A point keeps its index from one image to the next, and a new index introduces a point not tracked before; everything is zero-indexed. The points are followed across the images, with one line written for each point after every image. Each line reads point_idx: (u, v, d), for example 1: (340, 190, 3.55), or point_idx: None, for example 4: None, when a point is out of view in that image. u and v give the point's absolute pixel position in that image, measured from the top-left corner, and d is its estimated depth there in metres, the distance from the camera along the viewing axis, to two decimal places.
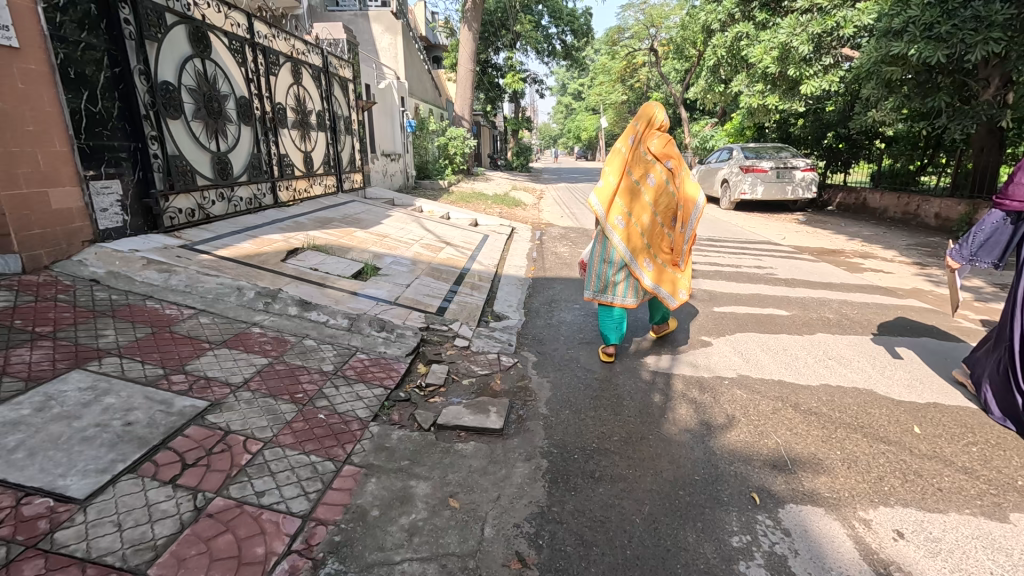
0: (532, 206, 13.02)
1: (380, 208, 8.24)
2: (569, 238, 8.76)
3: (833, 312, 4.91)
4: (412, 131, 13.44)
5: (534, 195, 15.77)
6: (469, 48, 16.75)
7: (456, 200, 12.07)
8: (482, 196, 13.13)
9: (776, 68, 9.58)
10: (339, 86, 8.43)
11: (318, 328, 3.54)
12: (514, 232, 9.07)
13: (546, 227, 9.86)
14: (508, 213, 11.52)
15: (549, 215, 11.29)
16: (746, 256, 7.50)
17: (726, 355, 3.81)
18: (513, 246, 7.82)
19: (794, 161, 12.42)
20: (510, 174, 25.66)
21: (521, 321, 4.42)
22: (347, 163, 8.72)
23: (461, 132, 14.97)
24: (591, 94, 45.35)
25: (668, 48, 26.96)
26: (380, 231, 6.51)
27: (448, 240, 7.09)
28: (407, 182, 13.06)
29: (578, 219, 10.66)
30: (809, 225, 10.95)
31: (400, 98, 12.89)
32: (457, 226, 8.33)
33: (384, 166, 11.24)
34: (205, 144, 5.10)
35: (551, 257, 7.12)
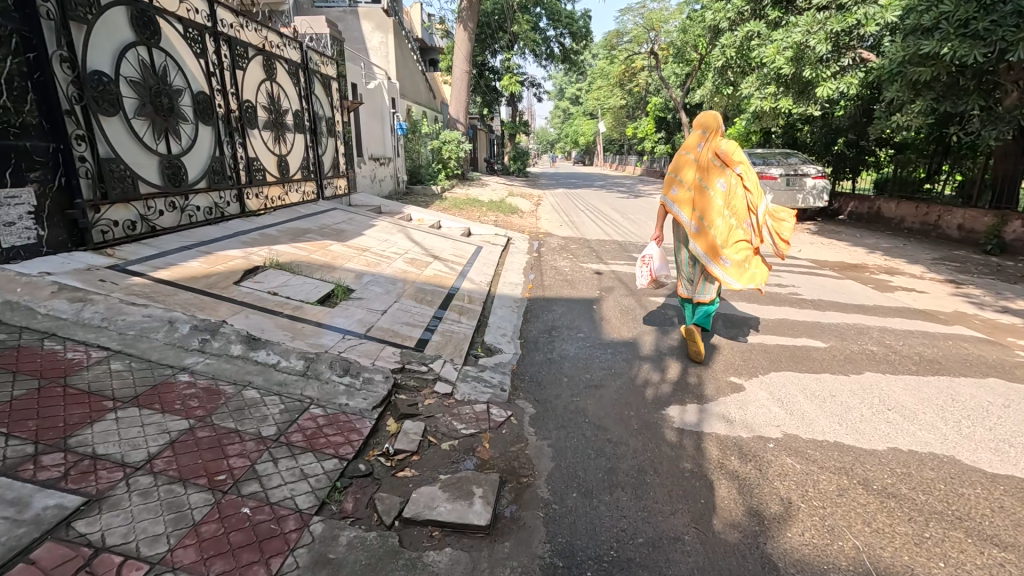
0: (529, 213, 12.38)
1: (364, 216, 7.56)
2: (569, 250, 8.12)
3: (876, 344, 4.26)
4: (403, 134, 12.80)
5: (531, 201, 15.14)
6: (464, 49, 16.16)
7: (449, 207, 11.42)
8: (476, 202, 12.50)
9: (790, 69, 8.99)
10: (320, 84, 7.78)
11: (264, 373, 2.86)
12: (510, 243, 8.42)
13: (544, 237, 9.22)
14: (504, 221, 10.87)
15: (548, 224, 10.65)
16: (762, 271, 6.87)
17: (763, 404, 3.15)
18: (509, 259, 7.17)
19: (805, 168, 11.86)
20: (507, 178, 25.08)
21: (516, 356, 3.75)
22: (329, 168, 8.06)
23: (456, 136, 14.34)
24: (589, 99, 44.93)
25: (669, 51, 26.48)
26: (359, 244, 5.84)
27: (436, 253, 6.43)
28: (398, 187, 12.40)
29: (578, 228, 10.03)
30: (822, 236, 10.35)
31: (391, 99, 12.25)
32: (448, 237, 7.68)
33: (372, 171, 10.56)
34: (152, 145, 4.41)
35: (550, 272, 6.46)
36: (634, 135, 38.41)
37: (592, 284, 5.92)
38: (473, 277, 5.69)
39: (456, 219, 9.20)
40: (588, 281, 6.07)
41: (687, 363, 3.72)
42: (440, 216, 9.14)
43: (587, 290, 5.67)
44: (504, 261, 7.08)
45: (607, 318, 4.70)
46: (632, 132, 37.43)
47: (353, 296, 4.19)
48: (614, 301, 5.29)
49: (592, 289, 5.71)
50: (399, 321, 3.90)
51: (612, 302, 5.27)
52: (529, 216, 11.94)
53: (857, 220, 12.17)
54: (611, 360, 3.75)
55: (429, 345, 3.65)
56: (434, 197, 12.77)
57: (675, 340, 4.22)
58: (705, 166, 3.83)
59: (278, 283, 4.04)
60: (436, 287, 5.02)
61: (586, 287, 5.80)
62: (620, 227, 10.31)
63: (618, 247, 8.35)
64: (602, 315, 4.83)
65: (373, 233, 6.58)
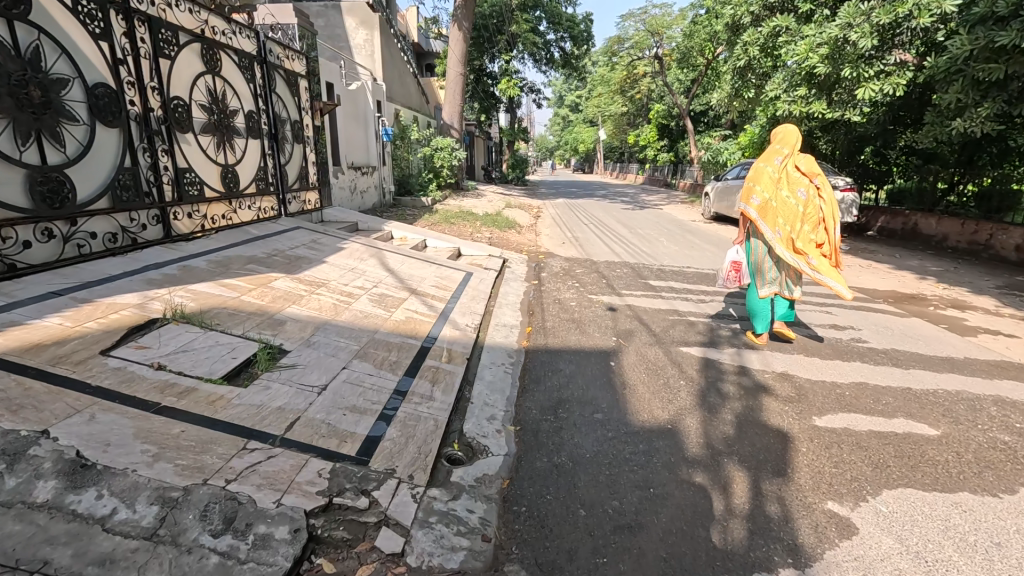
0: (527, 228, 11.26)
1: (332, 236, 6.40)
2: (574, 275, 6.99)
3: (1004, 427, 3.11)
4: (390, 141, 11.70)
5: (529, 213, 14.02)
6: (459, 50, 15.13)
7: (439, 221, 10.30)
8: (470, 216, 11.37)
9: (824, 69, 7.93)
10: (284, 82, 6.67)
11: (81, 537, 1.70)
12: (505, 267, 7.29)
13: (545, 258, 8.09)
14: (500, 237, 9.75)
15: (548, 241, 9.55)
16: (806, 305, 5.74)
17: (898, 566, 1.99)
18: (503, 289, 6.03)
19: (834, 179, 10.83)
20: (504, 187, 24.05)
21: (507, 462, 2.59)
22: (294, 179, 6.93)
23: (449, 143, 13.26)
24: (589, 106, 44.08)
25: (673, 56, 25.59)
26: (317, 276, 4.68)
27: (416, 284, 5.29)
28: (383, 199, 11.29)
29: (583, 247, 8.91)
30: (855, 256, 9.24)
31: (376, 102, 11.17)
32: (431, 260, 6.52)
33: (351, 181, 9.43)
34: (13, 153, 3.23)
35: (553, 308, 5.31)
36: (636, 143, 37.48)
37: (605, 326, 4.79)
38: (457, 319, 4.54)
39: (444, 238, 8.05)
40: (600, 321, 4.93)
41: (757, 471, 2.57)
42: (426, 234, 8.00)
43: (601, 335, 4.52)
44: (497, 292, 5.93)
45: (631, 385, 3.55)
46: (634, 140, 36.51)
47: (282, 363, 3.03)
48: (636, 354, 4.14)
49: (606, 334, 4.56)
50: (340, 406, 2.73)
51: (634, 355, 4.11)
52: (528, 231, 10.83)
53: (888, 237, 11.05)
54: (646, 466, 2.60)
55: (380, 449, 2.49)
56: (423, 210, 11.65)
57: (728, 424, 3.07)
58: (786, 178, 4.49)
59: (177, 346, 2.88)
60: (407, 338, 3.86)
61: (598, 331, 4.65)
62: (630, 245, 9.19)
63: (631, 272, 7.22)
64: (623, 378, 3.68)
65: (338, 258, 5.43)
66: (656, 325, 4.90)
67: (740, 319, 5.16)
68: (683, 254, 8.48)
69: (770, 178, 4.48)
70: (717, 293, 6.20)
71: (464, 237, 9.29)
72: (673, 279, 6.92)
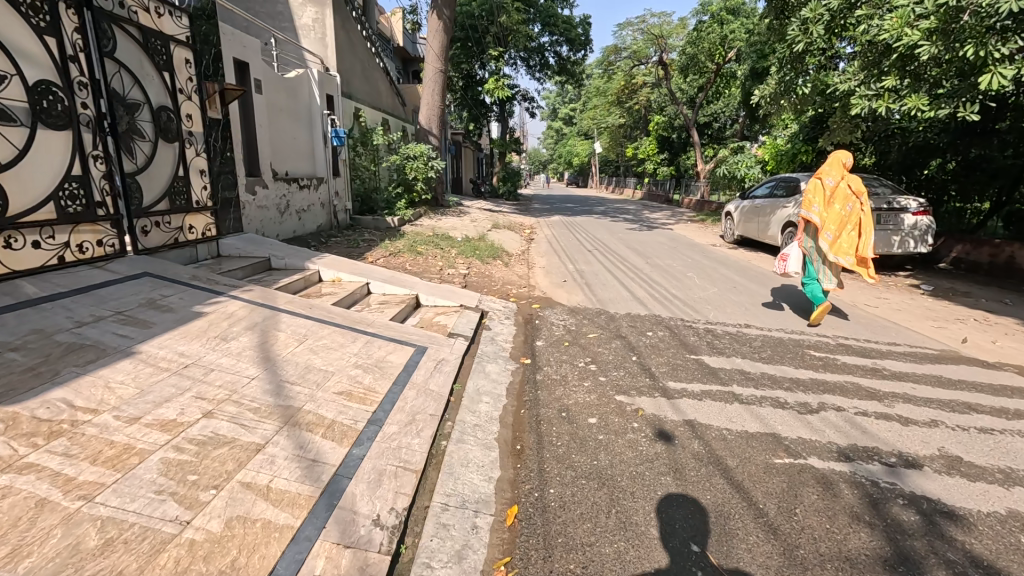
0: (517, 257, 8.90)
1: (200, 288, 3.99)
2: (585, 343, 4.63)
3: None
4: (345, 147, 9.35)
5: (520, 236, 11.65)
6: (440, 43, 12.85)
7: (403, 249, 7.92)
8: (444, 241, 9.00)
9: (931, 49, 5.65)
10: (138, 46, 4.32)
11: None
12: (483, 328, 4.91)
13: (539, 310, 5.71)
14: (480, 272, 7.38)
15: (544, 279, 7.20)
16: (985, 419, 3.39)
17: None
18: (474, 382, 3.64)
19: (904, 200, 8.62)
20: (493, 203, 21.73)
21: None
22: (159, 196, 4.54)
23: (423, 150, 10.92)
24: (585, 118, 42.09)
25: (677, 63, 23.73)
26: (71, 403, 2.26)
27: (308, 395, 2.88)
28: (334, 219, 8.91)
29: (593, 290, 6.57)
30: (951, 301, 6.97)
31: (327, 97, 8.84)
32: (359, 326, 4.10)
33: (279, 198, 7.01)
34: None
35: (558, 441, 2.92)
36: (634, 156, 35.50)
37: (664, 502, 2.40)
38: (357, 504, 2.14)
39: (396, 281, 5.64)
40: (650, 483, 2.55)
41: None
42: (371, 275, 5.60)
43: (664, 542, 2.13)
44: (461, 389, 3.54)
45: None
46: (632, 153, 34.54)
47: None
48: None
49: (671, 534, 2.19)
50: None
51: None
52: (517, 262, 8.48)
53: (968, 270, 8.80)
54: None
55: None
56: (385, 234, 9.23)
57: None
58: (838, 194, 5.23)
59: None
60: None
61: (653, 521, 2.26)
62: (654, 288, 6.86)
63: (667, 339, 4.85)
64: None
65: (171, 341, 3.02)
66: (757, 491, 2.52)
67: (903, 465, 2.79)
68: (729, 303, 6.15)
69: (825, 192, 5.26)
70: (819, 386, 3.84)
71: (430, 272, 6.89)
72: (735, 353, 4.55)
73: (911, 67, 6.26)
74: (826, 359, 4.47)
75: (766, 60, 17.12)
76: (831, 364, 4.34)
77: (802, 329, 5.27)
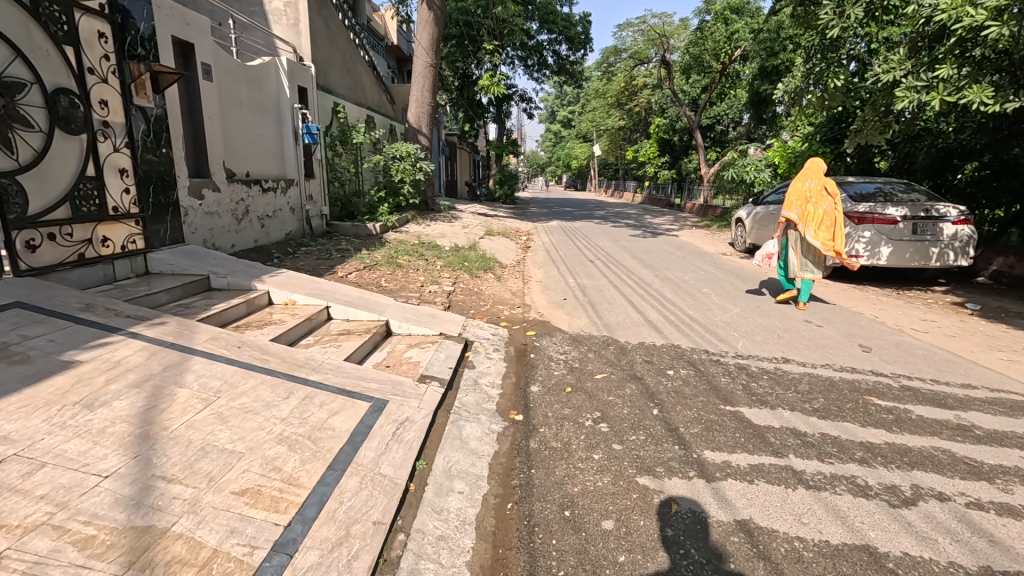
0: (511, 269, 7.97)
1: (88, 323, 3.04)
2: (590, 387, 3.71)
3: None
4: (321, 145, 8.44)
5: (515, 244, 10.72)
6: (432, 34, 11.94)
7: (382, 260, 6.99)
8: (430, 251, 8.07)
9: (1002, 29, 4.74)
10: (23, 11, 3.40)
11: None
12: (464, 366, 4.00)
13: (534, 338, 4.78)
14: (468, 288, 6.44)
15: (541, 297, 6.31)
16: None
17: None
18: (445, 455, 2.72)
19: (942, 208, 7.76)
20: (489, 207, 20.80)
21: None
22: (56, 201, 3.64)
23: (411, 149, 10.14)
24: (584, 120, 41.26)
25: (679, 63, 22.92)
26: None
27: (188, 501, 1.94)
28: (306, 227, 7.97)
29: (596, 311, 5.69)
30: (1009, 324, 6.07)
31: (300, 89, 7.91)
32: (300, 373, 3.16)
33: (235, 202, 6.06)
34: None
35: (559, 568, 1.98)
36: (634, 160, 34.63)
37: None
38: None
39: (363, 305, 4.70)
40: None
41: None
42: (332, 298, 4.66)
43: None
44: (427, 468, 2.60)
45: None
46: (632, 157, 33.66)
47: None
48: None
49: None
50: None
51: None
52: (511, 276, 7.56)
53: (1012, 286, 7.92)
54: None
55: None
56: (364, 243, 8.27)
57: None
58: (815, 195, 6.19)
59: None
60: None
61: None
62: (668, 310, 5.96)
63: (691, 381, 3.93)
64: None
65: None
66: None
67: None
68: (758, 331, 5.24)
69: (803, 193, 6.23)
70: (901, 457, 2.91)
71: (410, 288, 5.94)
72: (780, 401, 3.64)
73: (970, 53, 5.36)
74: (894, 411, 3.54)
75: (775, 59, 16.28)
76: (903, 419, 3.42)
77: (852, 367, 4.35)
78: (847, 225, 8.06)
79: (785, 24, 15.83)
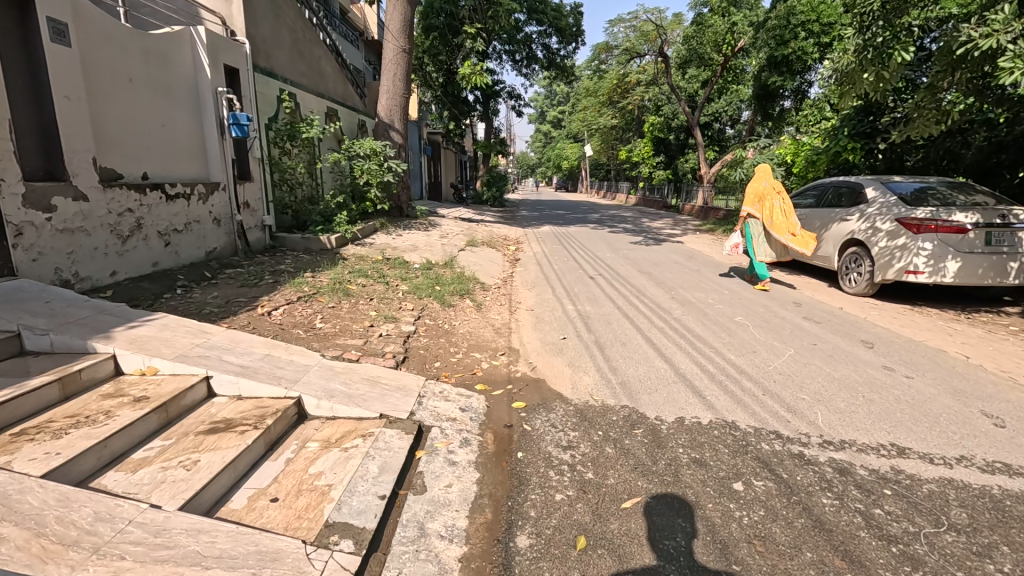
0: (494, 293, 6.45)
1: None
2: (618, 535, 2.18)
3: None
4: (259, 140, 6.85)
5: (501, 257, 9.17)
6: (404, 13, 10.38)
7: (326, 285, 5.42)
8: (393, 271, 6.49)
9: None
10: None
11: None
12: (409, 482, 2.50)
13: (523, 417, 3.24)
14: (436, 324, 4.88)
15: (532, 337, 4.78)
16: None
17: None
18: None
19: (1023, 212, 6.42)
20: (475, 211, 19.25)
21: None
22: None
23: (373, 144, 8.76)
24: (574, 120, 39.85)
25: (677, 56, 21.53)
26: None
27: None
28: (237, 243, 6.39)
29: (606, 362, 4.18)
30: None
31: (229, 71, 6.35)
32: (56, 570, 1.60)
33: (116, 214, 4.48)
34: None
35: None
36: (627, 160, 33.24)
37: None
38: None
39: (267, 371, 3.14)
40: None
41: None
42: (219, 362, 3.10)
43: None
44: None
45: None
46: (626, 157, 32.24)
47: None
48: None
49: None
50: None
51: None
52: (494, 302, 6.03)
53: None
54: None
55: None
56: (313, 261, 6.68)
57: None
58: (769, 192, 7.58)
59: None
60: None
61: None
62: (701, 355, 4.47)
63: (777, 509, 2.41)
64: None
65: None
66: None
67: None
68: (837, 392, 3.75)
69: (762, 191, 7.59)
70: None
71: (353, 327, 4.36)
72: (944, 560, 2.12)
73: None
74: None
75: (786, 47, 14.90)
76: None
77: (1004, 464, 2.86)
78: (903, 234, 6.67)
79: (796, 10, 14.45)
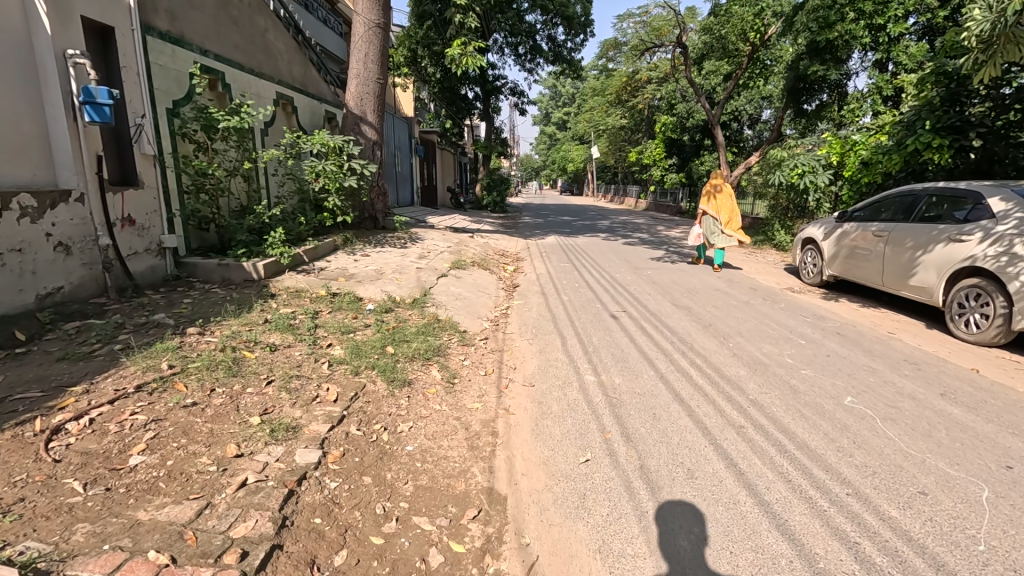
0: (478, 350, 4.43)
1: None
2: None
3: None
4: (147, 127, 4.86)
5: (495, 284, 7.15)
6: None
7: (207, 354, 3.42)
8: (331, 319, 4.48)
9: None
10: None
11: None
12: None
13: None
14: (367, 434, 2.86)
15: (530, 462, 2.75)
16: None
17: None
18: None
19: None
20: (471, 217, 17.20)
21: None
22: None
23: (329, 137, 6.79)
24: (580, 119, 37.81)
25: (696, 47, 19.46)
26: None
27: None
28: (107, 276, 4.41)
29: (670, 547, 2.15)
30: None
31: (91, 29, 4.41)
32: None
33: None
34: None
35: None
36: (637, 162, 31.15)
37: None
38: None
39: None
40: None
41: None
42: None
43: None
44: None
45: None
46: (636, 159, 30.15)
47: None
48: None
49: None
50: None
51: None
52: (474, 370, 4.00)
53: None
54: None
55: None
56: (221, 301, 4.68)
57: None
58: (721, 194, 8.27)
59: None
60: None
61: None
62: (840, 513, 2.44)
63: None
64: None
65: None
66: None
67: None
68: None
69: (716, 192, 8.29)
70: None
71: (201, 464, 2.36)
72: None
73: None
74: None
75: (831, 31, 12.81)
76: None
77: None
78: None
79: None
